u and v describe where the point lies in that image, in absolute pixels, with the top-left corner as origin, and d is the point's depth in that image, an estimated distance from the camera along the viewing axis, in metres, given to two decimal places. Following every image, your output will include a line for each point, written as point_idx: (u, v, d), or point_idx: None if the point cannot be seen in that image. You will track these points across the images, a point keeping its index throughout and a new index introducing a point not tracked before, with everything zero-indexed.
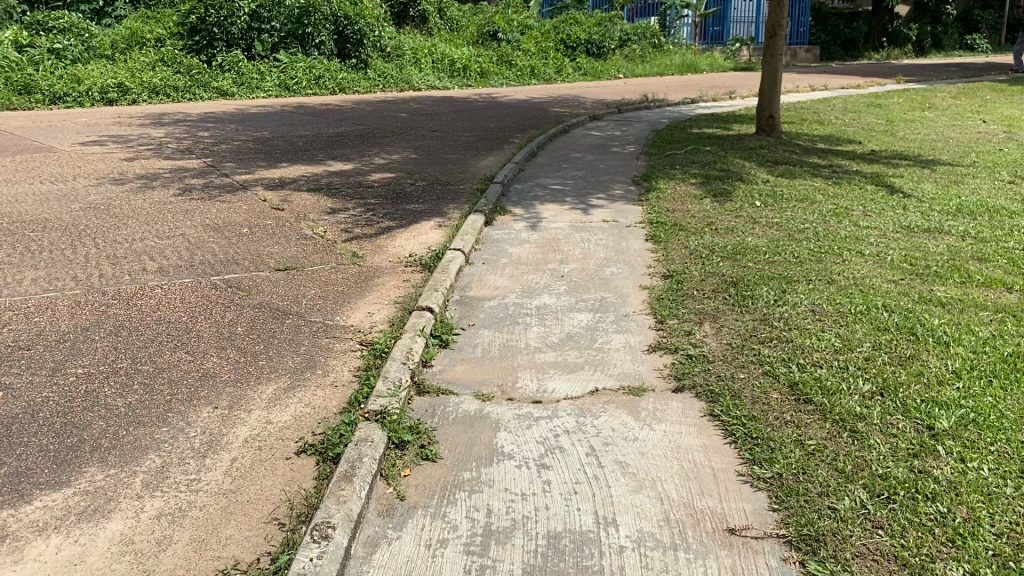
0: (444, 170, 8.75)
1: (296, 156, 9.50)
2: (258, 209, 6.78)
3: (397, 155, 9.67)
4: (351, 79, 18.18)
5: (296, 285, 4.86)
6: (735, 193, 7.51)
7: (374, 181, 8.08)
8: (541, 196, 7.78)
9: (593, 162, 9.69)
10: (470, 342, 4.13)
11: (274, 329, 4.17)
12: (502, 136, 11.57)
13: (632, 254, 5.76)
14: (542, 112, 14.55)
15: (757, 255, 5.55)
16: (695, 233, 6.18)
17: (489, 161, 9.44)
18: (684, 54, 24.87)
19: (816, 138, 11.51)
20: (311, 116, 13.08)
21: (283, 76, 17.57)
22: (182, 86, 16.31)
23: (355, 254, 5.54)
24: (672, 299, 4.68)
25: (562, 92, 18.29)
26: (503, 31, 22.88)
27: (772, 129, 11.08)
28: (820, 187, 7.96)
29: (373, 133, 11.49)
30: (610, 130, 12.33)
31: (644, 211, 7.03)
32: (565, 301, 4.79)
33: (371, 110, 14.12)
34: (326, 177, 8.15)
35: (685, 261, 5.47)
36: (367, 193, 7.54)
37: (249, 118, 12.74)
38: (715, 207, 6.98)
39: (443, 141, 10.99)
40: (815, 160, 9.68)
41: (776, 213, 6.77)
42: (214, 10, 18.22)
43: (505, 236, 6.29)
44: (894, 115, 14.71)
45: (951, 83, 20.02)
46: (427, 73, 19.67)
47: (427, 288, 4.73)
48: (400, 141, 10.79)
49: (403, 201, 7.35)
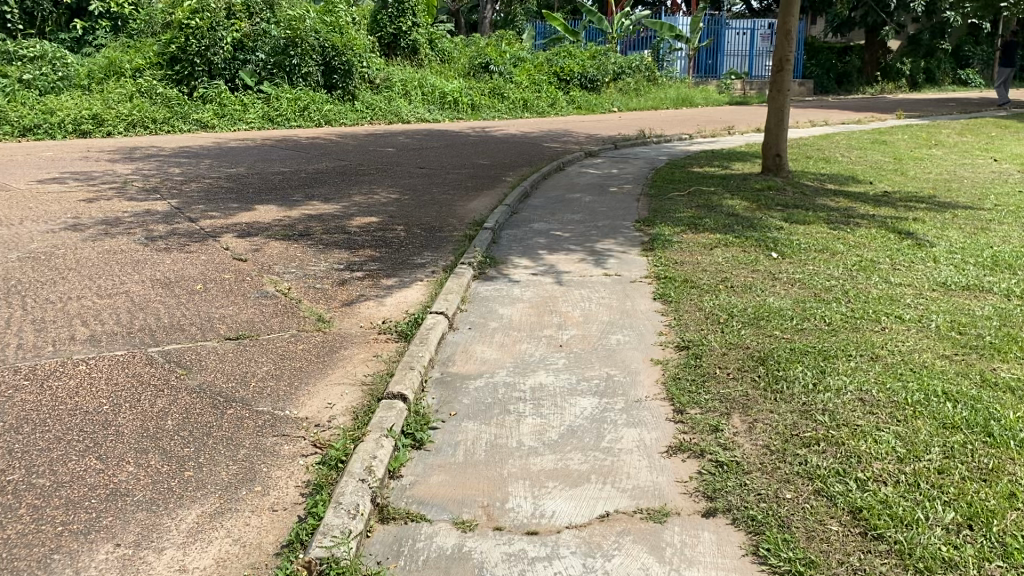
0: (430, 213, 8.06)
1: (270, 196, 8.82)
2: (218, 261, 6.07)
3: (380, 195, 8.99)
4: (339, 112, 17.59)
5: (247, 361, 4.13)
6: (748, 241, 6.84)
7: (352, 225, 7.39)
8: (535, 242, 7.08)
9: (590, 204, 9.02)
10: (451, 439, 3.39)
11: (212, 423, 3.45)
12: (493, 174, 10.92)
13: (639, 316, 5.05)
14: (535, 147, 13.95)
15: (783, 320, 4.84)
16: (709, 290, 5.48)
17: (478, 202, 8.76)
18: (678, 89, 24.46)
19: (824, 178, 10.89)
20: (291, 151, 12.42)
21: (267, 108, 16.97)
22: (160, 118, 15.68)
23: (321, 317, 4.82)
24: (691, 380, 3.96)
25: (555, 126, 17.71)
26: (495, 63, 22.36)
27: (779, 169, 10.43)
28: (838, 236, 7.29)
29: (356, 170, 10.83)
30: (607, 169, 11.69)
31: (649, 262, 6.34)
32: (565, 380, 4.05)
33: (356, 145, 13.48)
34: (300, 222, 7.45)
35: (701, 327, 4.76)
36: (342, 240, 6.84)
37: (225, 154, 12.06)
38: (728, 258, 6.28)
39: (430, 179, 10.33)
40: (827, 203, 9.02)
41: (796, 267, 6.08)
42: (196, 40, 17.63)
43: (496, 292, 5.56)
44: (901, 152, 14.14)
45: (953, 120, 19.55)
46: (417, 105, 19.11)
47: (401, 365, 4.00)
48: (385, 179, 10.13)
49: (382, 249, 6.64)
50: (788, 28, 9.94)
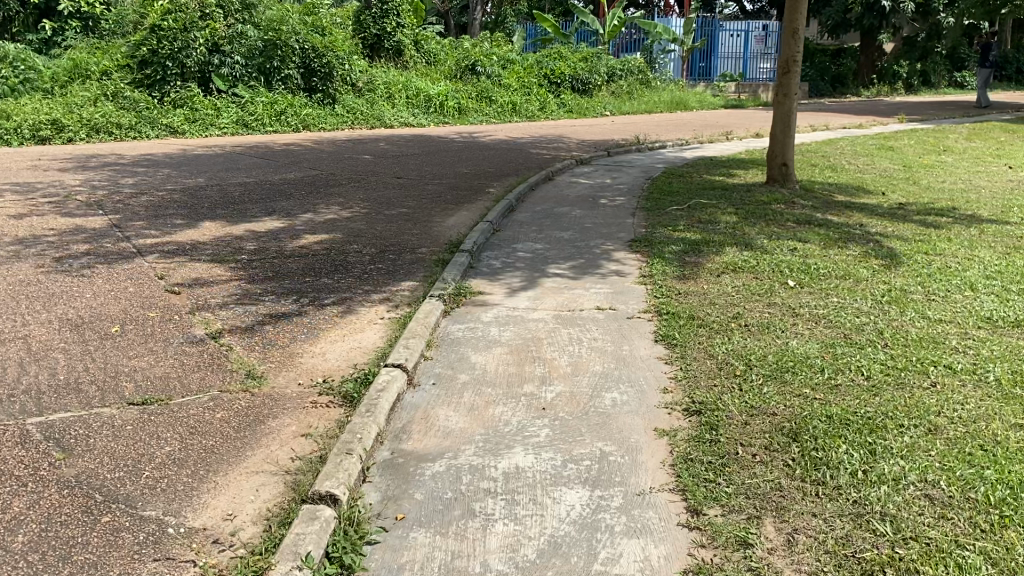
0: (400, 232, 7.21)
1: (226, 211, 7.98)
2: (147, 292, 5.23)
3: (347, 209, 8.14)
4: (318, 116, 16.74)
5: (149, 437, 3.30)
6: (758, 266, 6.04)
7: (311, 246, 6.56)
8: (517, 265, 6.26)
9: (580, 219, 8.20)
10: (392, 561, 2.57)
11: (78, 537, 2.61)
12: (475, 185, 10.09)
13: (639, 365, 4.22)
14: (523, 154, 13.15)
15: (814, 373, 4.02)
16: (720, 330, 4.66)
17: (457, 218, 7.93)
18: (672, 92, 23.74)
19: (834, 188, 10.11)
20: (259, 159, 11.57)
21: (241, 112, 16.11)
22: (127, 122, 14.81)
23: (252, 372, 3.98)
24: (707, 462, 3.14)
25: (545, 131, 16.89)
26: (482, 64, 21.51)
27: (785, 179, 9.64)
28: (858, 259, 6.49)
29: (327, 180, 10.01)
30: (600, 178, 10.88)
31: (647, 292, 5.53)
32: (548, 461, 3.21)
33: (332, 151, 12.63)
34: (251, 242, 6.60)
35: (715, 381, 3.93)
36: (296, 265, 6.00)
37: (188, 162, 11.20)
38: (739, 288, 5.47)
39: (405, 191, 9.48)
40: (840, 218, 8.23)
41: (818, 299, 5.27)
42: (168, 41, 16.66)
43: (470, 332, 4.73)
44: (909, 159, 13.40)
45: (958, 124, 18.85)
46: (401, 109, 18.29)
47: (339, 443, 3.17)
48: (357, 191, 9.31)
49: (340, 275, 5.80)
50: (793, 28, 9.15)
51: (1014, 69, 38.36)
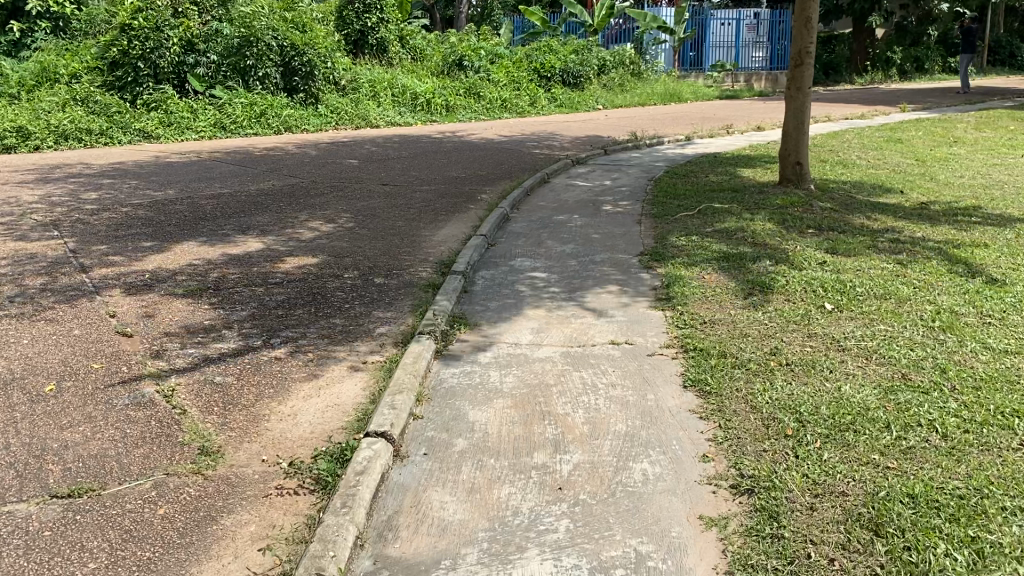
0: (385, 250, 6.53)
1: (196, 229, 7.30)
2: (95, 336, 4.55)
3: (329, 224, 7.46)
4: (299, 117, 16.01)
5: (69, 548, 2.63)
6: (788, 286, 5.41)
7: (286, 270, 5.88)
8: (517, 288, 5.60)
9: (582, 229, 7.55)
10: None
11: None
12: (467, 191, 9.41)
13: (669, 422, 3.58)
14: (517, 154, 12.50)
15: (879, 431, 3.38)
16: (759, 372, 4.02)
17: (449, 232, 7.26)
18: (665, 84, 23.17)
19: (850, 187, 9.49)
20: (236, 165, 10.86)
21: (218, 114, 15.35)
22: (97, 128, 14.09)
23: (206, 445, 3.31)
24: (771, 572, 2.53)
25: (537, 128, 16.21)
26: (470, 59, 20.80)
27: (800, 179, 9.00)
28: (895, 273, 5.86)
29: (308, 189, 9.33)
30: (599, 180, 10.23)
31: (666, 321, 4.88)
32: (572, 573, 2.59)
33: (313, 154, 11.92)
34: (220, 268, 5.92)
35: (764, 447, 3.30)
36: (270, 295, 5.31)
37: (159, 170, 10.49)
38: (771, 315, 4.83)
39: (392, 200, 8.80)
40: (863, 223, 7.61)
41: (861, 328, 4.64)
42: (140, 42, 15.88)
43: (467, 377, 4.07)
44: (921, 152, 12.80)
45: (962, 112, 18.26)
46: (387, 108, 17.58)
47: (309, 559, 2.52)
48: (340, 201, 8.63)
49: (319, 306, 5.12)
50: (806, 16, 8.55)
51: (1007, 54, 37.85)
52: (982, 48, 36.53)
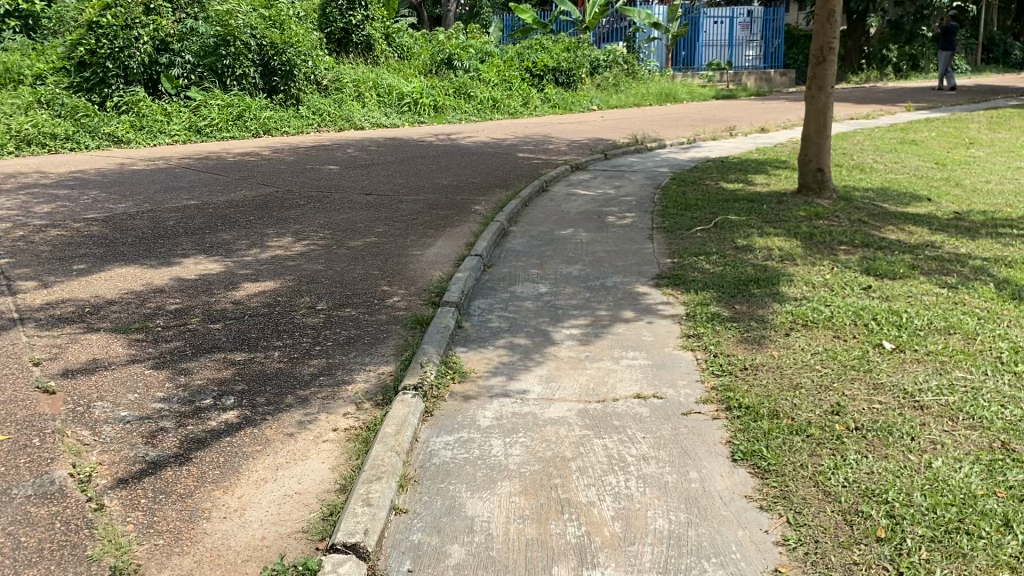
0: (365, 274, 5.73)
1: (152, 248, 6.49)
2: (7, 392, 3.73)
3: (303, 242, 6.66)
4: (280, 119, 15.26)
5: None
6: (835, 319, 4.64)
7: (249, 302, 5.08)
8: (518, 322, 4.83)
9: (587, 245, 6.77)
10: None
11: None
12: (457, 202, 8.62)
13: (723, 516, 2.81)
14: (510, 159, 11.75)
15: (1001, 534, 2.61)
16: (825, 441, 3.24)
17: (438, 251, 6.47)
18: (660, 83, 22.55)
19: (875, 195, 8.76)
20: (207, 173, 10.02)
21: (193, 117, 14.54)
22: (63, 132, 13.21)
23: (121, 561, 2.53)
24: None
25: (530, 130, 15.45)
26: (459, 57, 20.02)
27: (822, 187, 8.24)
28: (952, 299, 5.10)
29: (284, 199, 8.54)
30: (601, 189, 9.47)
31: (697, 365, 4.11)
32: None
33: (292, 160, 11.10)
34: (171, 299, 5.11)
35: (854, 560, 2.53)
36: (226, 335, 4.51)
37: (122, 178, 9.66)
38: (823, 358, 4.07)
39: (375, 212, 8.00)
40: (897, 237, 6.85)
41: (935, 377, 3.86)
42: (108, 41, 15.00)
43: (461, 449, 3.29)
44: (937, 154, 12.11)
45: (970, 111, 17.61)
46: (373, 109, 16.83)
47: None
48: (317, 213, 7.84)
49: (284, 349, 4.33)
50: (829, 10, 7.84)
51: (1001, 51, 37.31)
52: (976, 47, 35.98)
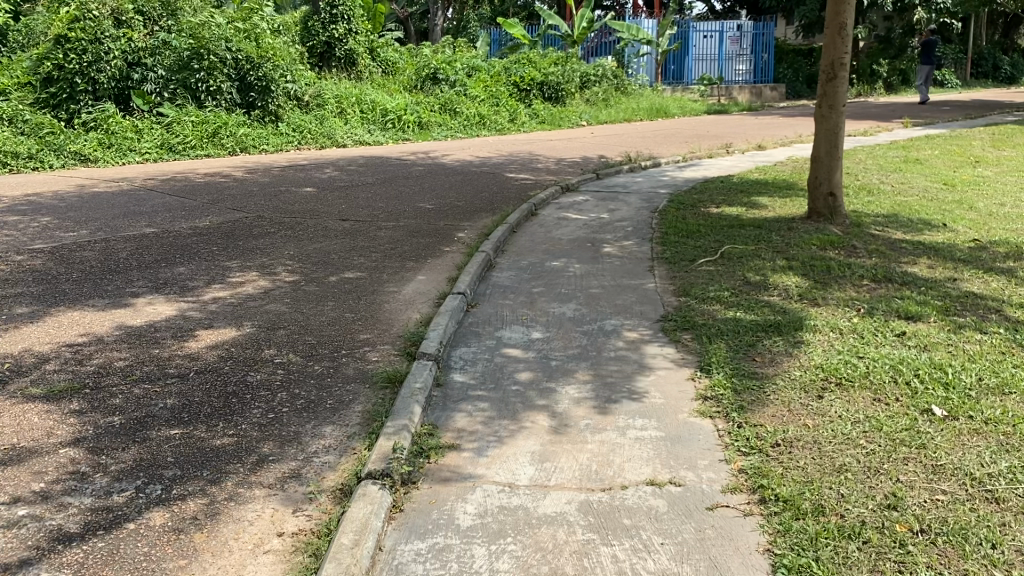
0: (334, 318, 5.08)
1: (101, 285, 5.83)
2: None
3: (269, 277, 6.01)
4: (257, 136, 14.64)
5: None
6: (872, 377, 4.03)
7: (200, 355, 4.43)
8: (506, 379, 4.19)
9: (582, 280, 6.16)
10: None
11: None
12: (440, 228, 7.99)
13: None
14: (498, 179, 11.15)
15: None
16: (888, 554, 2.62)
17: (417, 287, 5.83)
18: (651, 99, 22.07)
19: (888, 221, 8.20)
20: (172, 196, 9.36)
21: (166, 135, 13.92)
22: (25, 151, 12.52)
23: None
24: None
25: (518, 148, 14.87)
26: (444, 72, 19.37)
27: (834, 213, 7.67)
28: (999, 347, 4.49)
29: (254, 226, 7.90)
30: (594, 213, 8.86)
31: (719, 438, 3.49)
32: None
33: (266, 181, 10.44)
34: (112, 353, 4.45)
35: None
36: (168, 398, 3.86)
37: (82, 202, 8.98)
38: (866, 431, 3.45)
39: (350, 240, 7.36)
40: (922, 269, 6.27)
41: (1006, 456, 3.23)
42: (76, 54, 14.35)
43: (434, 563, 2.65)
44: (945, 174, 11.59)
45: (970, 127, 17.18)
46: (355, 125, 16.24)
47: None
48: (289, 243, 7.20)
49: (231, 417, 3.67)
50: (840, 22, 7.29)
51: (989, 66, 37.14)
52: (965, 61, 35.78)
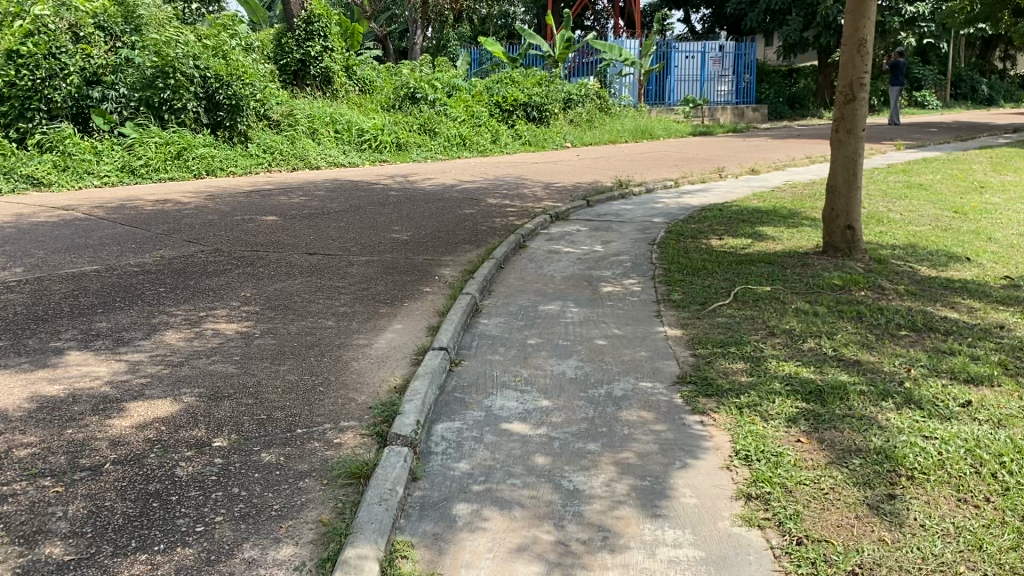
0: (291, 385, 4.27)
1: (22, 338, 4.99)
2: None
3: (220, 329, 5.19)
4: (226, 158, 13.86)
5: None
6: (952, 467, 3.27)
7: (123, 438, 3.60)
8: (498, 468, 3.40)
9: (581, 327, 5.40)
10: None
11: None
12: (418, 263, 7.19)
13: None
14: (480, 205, 10.41)
15: None
16: None
17: (392, 340, 5.03)
18: (636, 120, 21.51)
19: (908, 256, 7.52)
20: (123, 227, 8.51)
21: (127, 157, 13.09)
22: None
23: None
24: None
25: (501, 171, 14.17)
26: (423, 91, 18.62)
27: (852, 248, 6.97)
28: None
29: (211, 262, 7.09)
30: (588, 245, 8.11)
31: (776, 560, 2.73)
32: None
33: (228, 208, 9.61)
34: (14, 435, 3.61)
35: None
36: (70, 504, 3.03)
37: (22, 233, 8.12)
38: (966, 554, 2.70)
39: (317, 279, 6.55)
40: (963, 313, 5.56)
41: None
42: (28, 71, 13.33)
43: None
44: (952, 200, 11.00)
45: (964, 151, 16.72)
46: (329, 147, 15.48)
47: None
48: (248, 283, 6.39)
49: (147, 533, 2.85)
50: (860, 38, 6.64)
51: (968, 88, 37.08)
52: (946, 82, 35.66)
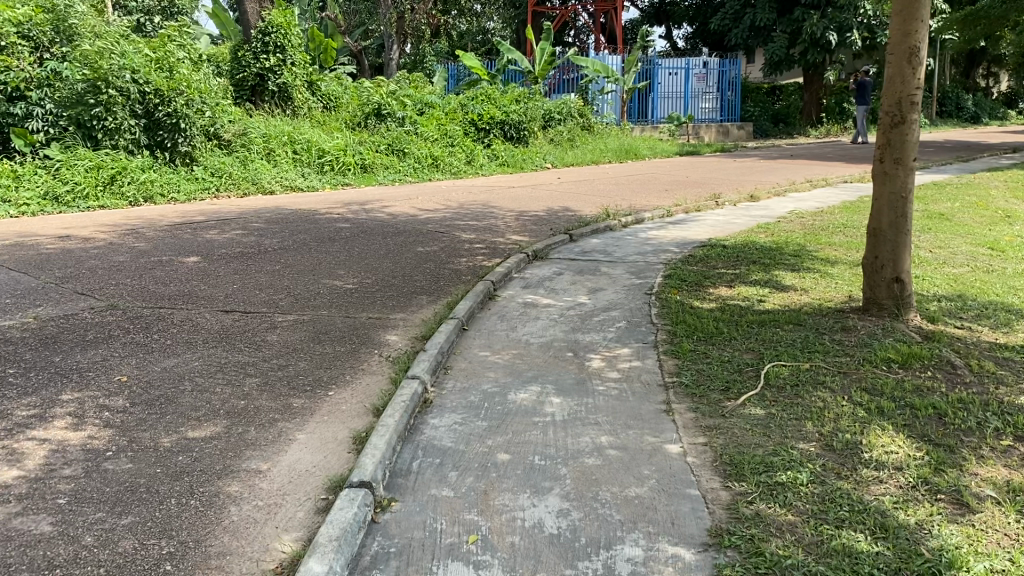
0: (121, 560, 2.79)
1: None
2: None
3: (57, 443, 3.70)
4: (167, 182, 12.39)
5: None
6: None
7: None
8: None
9: (566, 431, 3.96)
10: None
11: None
12: (359, 325, 5.75)
13: None
14: (447, 240, 9.01)
15: None
16: None
17: (298, 465, 3.56)
18: (620, 139, 20.23)
19: (965, 312, 6.16)
20: (9, 273, 7.02)
21: (52, 182, 11.58)
22: None
23: None
24: None
25: (473, 196, 12.79)
26: (391, 108, 17.19)
27: (900, 306, 5.61)
28: None
29: (96, 325, 5.62)
30: (571, 295, 6.71)
31: None
32: None
33: (149, 247, 8.15)
34: None
35: None
36: None
37: None
38: None
39: (223, 351, 5.08)
40: None
41: None
42: None
43: None
44: (981, 233, 9.73)
45: (972, 173, 15.57)
46: (286, 169, 14.04)
47: None
48: (132, 358, 4.92)
49: None
50: (911, 45, 5.29)
51: (954, 105, 36.22)
52: (933, 100, 34.81)
